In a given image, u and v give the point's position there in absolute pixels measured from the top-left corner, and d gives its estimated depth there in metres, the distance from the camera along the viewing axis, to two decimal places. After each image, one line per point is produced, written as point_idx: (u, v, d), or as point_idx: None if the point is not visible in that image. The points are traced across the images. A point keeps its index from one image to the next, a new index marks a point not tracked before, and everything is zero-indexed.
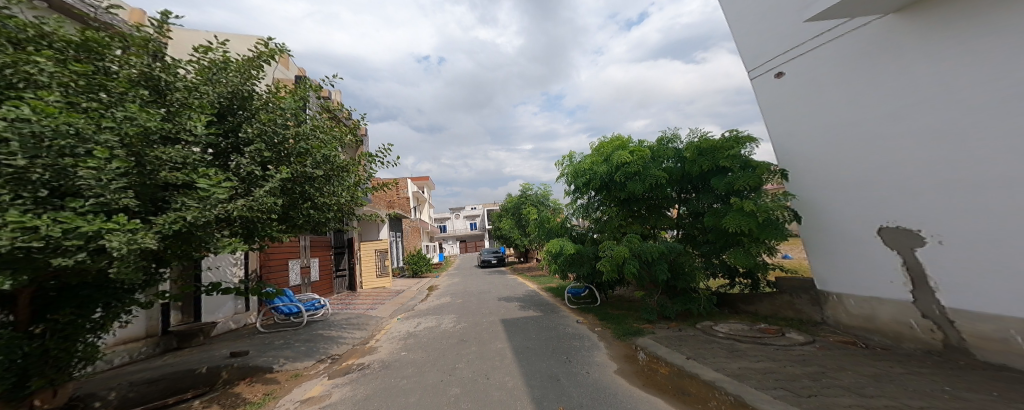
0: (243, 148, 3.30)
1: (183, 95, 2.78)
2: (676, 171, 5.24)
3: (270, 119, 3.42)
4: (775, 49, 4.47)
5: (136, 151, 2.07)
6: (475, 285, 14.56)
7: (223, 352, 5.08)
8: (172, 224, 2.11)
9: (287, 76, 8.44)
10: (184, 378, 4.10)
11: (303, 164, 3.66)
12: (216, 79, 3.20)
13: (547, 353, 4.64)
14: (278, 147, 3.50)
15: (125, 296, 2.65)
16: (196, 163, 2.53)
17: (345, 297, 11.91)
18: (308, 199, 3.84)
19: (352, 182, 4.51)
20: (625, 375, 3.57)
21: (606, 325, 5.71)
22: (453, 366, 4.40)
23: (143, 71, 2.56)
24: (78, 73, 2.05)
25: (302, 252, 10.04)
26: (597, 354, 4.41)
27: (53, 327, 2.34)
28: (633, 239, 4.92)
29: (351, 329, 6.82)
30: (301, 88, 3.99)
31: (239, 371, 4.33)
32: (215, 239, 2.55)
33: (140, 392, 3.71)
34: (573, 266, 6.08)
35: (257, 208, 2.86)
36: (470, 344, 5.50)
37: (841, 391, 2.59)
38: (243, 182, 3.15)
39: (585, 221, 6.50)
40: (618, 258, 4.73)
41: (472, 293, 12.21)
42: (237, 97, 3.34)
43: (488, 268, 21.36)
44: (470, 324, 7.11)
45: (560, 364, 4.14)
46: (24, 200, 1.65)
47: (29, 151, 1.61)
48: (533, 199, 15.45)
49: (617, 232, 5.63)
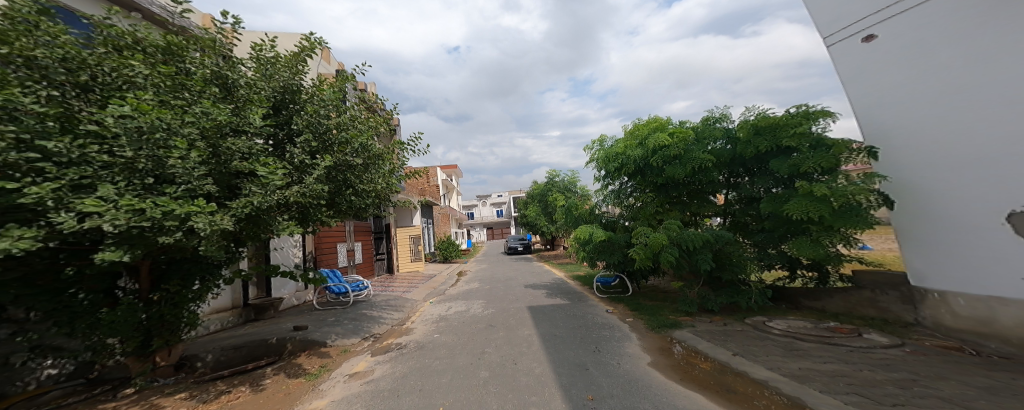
0: (294, 140, 3.48)
1: (246, 90, 3.01)
2: (726, 155, 4.93)
3: (316, 111, 3.54)
4: (864, 9, 3.98)
5: (213, 143, 2.29)
6: (503, 272, 14.69)
7: (288, 325, 5.51)
8: (244, 208, 2.28)
9: (328, 70, 8.95)
10: (259, 347, 4.50)
11: (344, 153, 3.76)
12: (270, 75, 3.36)
13: (576, 342, 4.60)
14: (324, 136, 3.65)
15: (216, 271, 3.28)
16: (260, 153, 2.70)
17: (385, 280, 12.56)
18: (350, 185, 3.95)
19: (387, 170, 4.62)
20: (660, 368, 3.46)
21: (639, 316, 5.56)
22: (482, 350, 4.47)
23: (214, 70, 2.86)
24: (165, 74, 2.42)
25: (348, 237, 10.65)
26: (629, 345, 4.31)
27: (164, 295, 3.05)
28: (672, 226, 4.67)
29: (390, 310, 7.10)
30: (341, 80, 4.10)
31: (301, 344, 4.64)
32: (277, 222, 2.69)
33: (227, 356, 4.18)
34: (603, 255, 5.95)
35: (309, 195, 2.97)
36: (497, 330, 5.56)
37: (937, 403, 2.33)
38: (296, 171, 3.30)
39: (616, 209, 6.33)
40: (654, 246, 4.52)
41: (499, 280, 12.37)
42: (289, 91, 3.49)
43: (515, 255, 21.45)
44: (498, 310, 7.17)
45: (589, 353, 4.10)
46: (134, 185, 1.99)
47: (134, 144, 1.90)
48: (560, 187, 15.23)
49: (653, 219, 5.47)
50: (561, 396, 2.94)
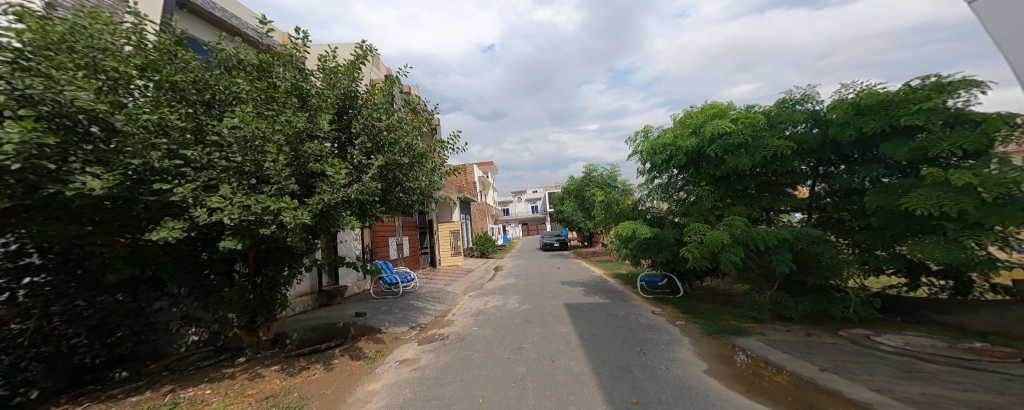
0: (353, 142, 4.18)
1: (316, 98, 3.88)
2: (813, 139, 4.51)
3: (370, 115, 4.23)
4: None
5: (295, 147, 3.09)
6: (538, 268, 14.64)
7: (352, 311, 6.60)
8: (318, 204, 3.07)
9: (376, 74, 9.54)
10: (331, 329, 5.57)
11: (394, 152, 4.33)
12: (334, 82, 4.11)
13: (618, 343, 4.37)
14: (377, 138, 4.30)
15: (297, 261, 4.19)
16: (328, 156, 3.47)
17: (428, 272, 13.00)
18: (399, 184, 4.47)
19: (429, 169, 4.93)
20: (720, 377, 3.19)
21: (692, 320, 5.19)
22: (519, 345, 4.44)
23: (293, 84, 3.77)
24: (259, 91, 3.34)
25: (396, 231, 11.26)
26: (681, 350, 4.01)
27: (268, 279, 4.01)
28: (736, 223, 4.28)
29: (434, 302, 7.58)
30: (389, 84, 4.76)
31: (361, 329, 5.55)
32: (343, 217, 3.51)
33: (308, 336, 5.28)
34: (647, 252, 5.70)
35: (366, 192, 3.64)
36: (534, 325, 5.47)
37: None
38: (356, 170, 3.96)
39: (663, 204, 6.05)
40: (714, 245, 4.16)
41: (535, 276, 12.38)
42: (348, 98, 4.23)
43: (550, 252, 21.21)
44: (534, 306, 7.12)
45: (634, 355, 3.86)
46: (243, 185, 2.83)
47: (242, 150, 2.72)
48: (598, 182, 14.76)
49: (710, 215, 5.05)
50: (603, 397, 2.80)
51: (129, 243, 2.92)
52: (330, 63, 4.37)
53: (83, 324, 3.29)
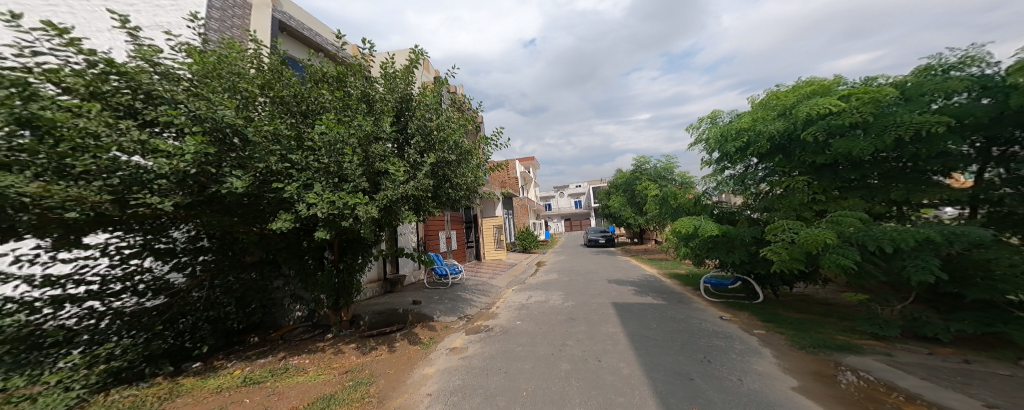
0: (411, 141, 5.26)
1: (378, 99, 5.08)
2: (984, 110, 3.93)
3: (424, 114, 5.23)
4: None
5: (362, 151, 4.29)
6: (584, 264, 14.72)
7: (410, 299, 8.56)
8: (381, 200, 4.24)
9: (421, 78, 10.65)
10: (393, 314, 7.38)
11: (446, 148, 5.31)
12: (394, 84, 5.22)
13: (675, 348, 4.39)
14: (431, 136, 5.33)
15: (366, 252, 5.85)
16: (388, 156, 4.63)
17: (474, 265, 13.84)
18: (450, 179, 5.49)
19: (474, 165, 5.91)
20: (824, 399, 2.81)
21: (783, 329, 4.62)
22: (563, 342, 5.00)
23: (362, 90, 5.01)
24: (337, 100, 4.60)
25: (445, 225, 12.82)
26: (762, 362, 3.71)
27: (348, 262, 5.82)
28: (852, 221, 4.12)
29: (479, 294, 9.18)
30: (438, 85, 5.84)
31: (417, 316, 7.20)
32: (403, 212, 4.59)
33: (376, 319, 7.16)
34: (715, 251, 5.40)
35: (421, 186, 4.62)
36: (577, 323, 5.95)
37: None
38: (414, 166, 4.98)
39: (740, 198, 6.10)
40: (819, 244, 3.84)
41: (580, 272, 12.64)
42: (405, 99, 5.39)
43: (596, 248, 20.60)
44: (577, 303, 7.57)
45: (701, 363, 3.75)
46: (329, 182, 4.08)
47: (326, 154, 3.94)
48: (651, 174, 13.97)
49: (809, 208, 4.99)
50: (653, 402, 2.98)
51: (257, 231, 4.64)
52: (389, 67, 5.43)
53: (231, 293, 5.32)
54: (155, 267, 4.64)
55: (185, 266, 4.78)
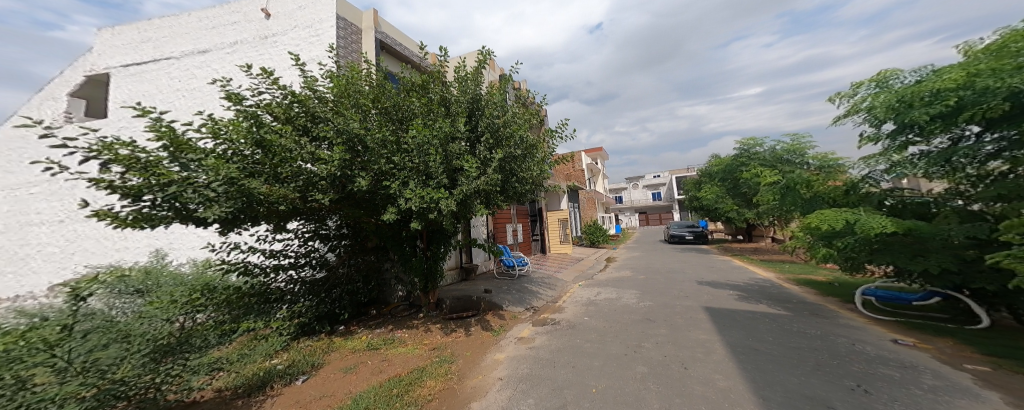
0: (479, 141, 8.08)
1: (453, 108, 7.80)
2: None
3: (489, 115, 7.96)
4: None
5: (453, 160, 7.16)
6: (662, 259, 14.64)
7: (478, 288, 11.38)
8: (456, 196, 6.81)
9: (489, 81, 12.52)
10: (469, 301, 10.18)
11: (509, 145, 8.03)
12: (464, 90, 7.90)
13: (785, 364, 4.75)
14: (496, 134, 8.10)
15: (436, 227, 8.38)
16: (460, 158, 7.21)
17: (536, 259, 16.70)
18: (514, 174, 8.30)
19: (540, 157, 8.82)
20: None
21: (1009, 367, 4.09)
22: (640, 345, 6.11)
23: (461, 94, 7.95)
24: (419, 116, 7.50)
25: (512, 220, 15.75)
26: (945, 401, 3.55)
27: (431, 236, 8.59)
28: None
29: (545, 288, 11.62)
30: (503, 84, 8.60)
31: (489, 304, 9.82)
32: (473, 206, 7.44)
33: (456, 303, 9.93)
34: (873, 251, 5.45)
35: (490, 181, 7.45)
36: (658, 325, 7.10)
37: None
38: (483, 160, 7.82)
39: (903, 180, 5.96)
40: None
41: (658, 268, 12.96)
42: (472, 101, 8.02)
43: (679, 244, 18.91)
44: (651, 303, 8.75)
45: (847, 393, 3.82)
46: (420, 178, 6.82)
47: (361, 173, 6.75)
48: (767, 159, 11.93)
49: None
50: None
51: (373, 219, 7.89)
52: (461, 71, 8.38)
53: (349, 263, 8.54)
54: (319, 247, 8.19)
55: (334, 246, 8.22)
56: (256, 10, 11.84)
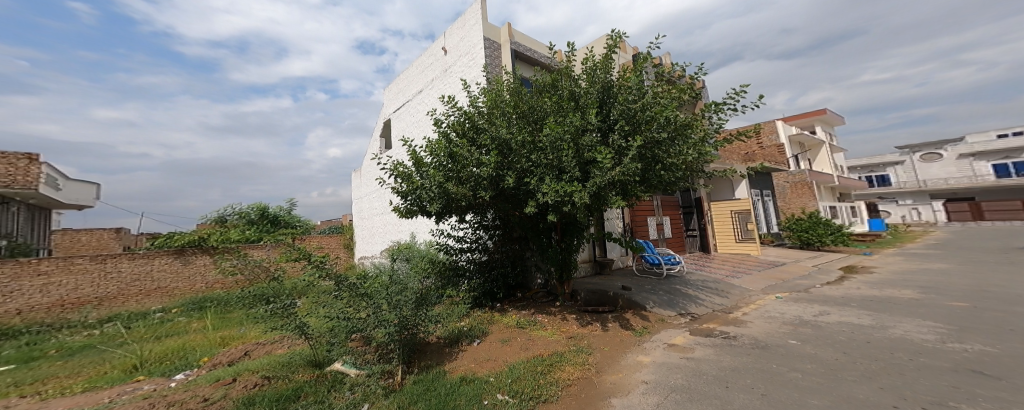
0: (615, 127, 6.38)
1: (586, 98, 6.53)
2: None
3: (624, 100, 6.24)
4: None
5: (584, 151, 5.90)
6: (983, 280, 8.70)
7: (619, 284, 9.79)
8: (584, 191, 5.50)
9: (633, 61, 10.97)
10: (605, 295, 8.72)
11: (651, 129, 6.06)
12: (596, 77, 6.58)
13: None
14: (633, 119, 6.25)
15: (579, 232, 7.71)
16: (592, 146, 5.92)
17: (697, 258, 13.94)
18: (659, 160, 6.23)
19: (695, 139, 6.44)
20: None
21: None
22: (934, 398, 3.22)
23: (592, 79, 6.59)
24: (557, 107, 6.44)
25: (655, 211, 13.85)
26: None
27: (566, 240, 7.80)
28: None
29: (710, 293, 9.10)
30: (638, 65, 6.72)
31: (629, 302, 8.21)
32: (611, 198, 5.79)
33: (591, 296, 8.81)
34: None
35: (628, 172, 5.61)
36: (981, 375, 3.75)
37: None
38: (620, 150, 6.11)
39: None
40: None
41: (989, 296, 7.57)
42: (604, 88, 6.61)
43: None
44: (951, 340, 5.09)
45: None
46: (553, 173, 6.01)
47: (512, 172, 6.42)
48: None
49: None
50: None
51: (517, 213, 7.60)
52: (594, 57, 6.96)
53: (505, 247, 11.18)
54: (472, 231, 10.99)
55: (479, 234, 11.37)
56: (438, 49, 14.43)
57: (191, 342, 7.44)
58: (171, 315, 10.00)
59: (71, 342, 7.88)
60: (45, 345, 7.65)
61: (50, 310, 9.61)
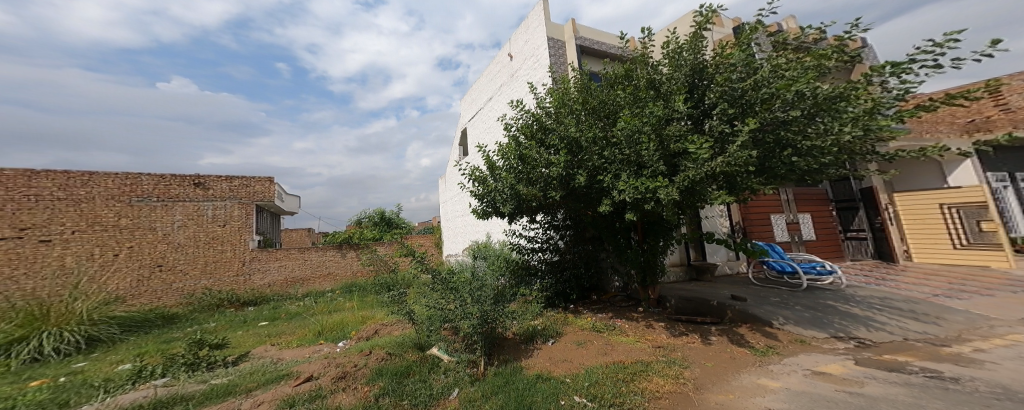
0: (712, 111, 4.50)
1: (665, 83, 4.74)
2: None
3: (726, 78, 4.30)
4: None
5: (667, 137, 4.31)
6: None
7: (727, 293, 7.50)
8: (681, 184, 3.84)
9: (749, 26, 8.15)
10: (705, 304, 6.76)
11: (772, 109, 4.11)
12: (679, 59, 4.75)
13: None
14: (742, 99, 4.31)
15: (667, 234, 5.99)
16: (685, 133, 4.21)
17: (861, 265, 9.90)
18: (789, 145, 4.20)
19: (861, 108, 4.00)
20: None
21: None
22: None
23: (672, 61, 4.78)
24: (627, 98, 4.77)
25: (786, 208, 10.22)
26: None
27: (651, 249, 6.21)
28: None
29: (890, 311, 5.81)
30: (749, 33, 4.58)
31: (741, 315, 6.04)
32: (711, 194, 4.09)
33: (684, 304, 7.01)
34: None
35: (737, 162, 3.85)
36: None
37: None
38: (721, 139, 4.31)
39: None
40: None
41: None
42: (697, 69, 4.71)
43: None
44: None
45: None
46: (630, 169, 4.48)
47: (578, 166, 5.13)
48: None
49: None
50: None
51: (589, 213, 6.20)
52: (677, 38, 5.10)
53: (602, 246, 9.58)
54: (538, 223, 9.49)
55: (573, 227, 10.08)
56: (503, 55, 13.57)
57: (353, 317, 8.79)
58: (336, 295, 12.39)
59: (292, 308, 10.64)
60: (280, 310, 10.52)
61: (281, 286, 12.93)
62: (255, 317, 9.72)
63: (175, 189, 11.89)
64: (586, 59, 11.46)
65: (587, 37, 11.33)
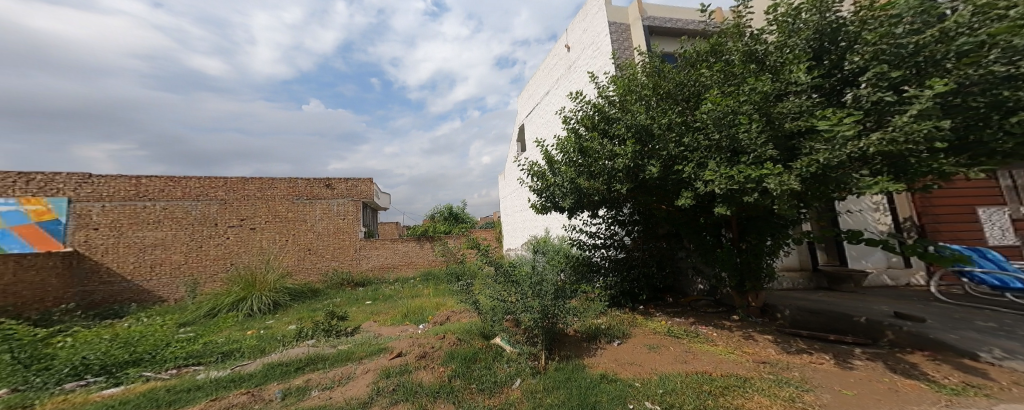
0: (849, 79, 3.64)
1: (777, 56, 4.27)
2: None
3: (886, 29, 3.13)
4: None
5: (767, 114, 3.85)
6: None
7: (886, 310, 6.02)
8: (809, 166, 3.31)
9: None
10: (841, 320, 5.78)
11: (971, 63, 2.80)
12: (793, 26, 4.23)
13: None
14: (912, 57, 3.04)
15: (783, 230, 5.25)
16: (833, 112, 3.48)
17: None
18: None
19: None
20: None
21: None
22: None
23: (784, 33, 4.26)
24: (737, 74, 4.52)
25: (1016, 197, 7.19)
26: None
27: (755, 243, 5.63)
28: None
29: None
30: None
31: (908, 337, 4.71)
32: (852, 179, 3.35)
33: (806, 317, 6.13)
34: None
35: (906, 137, 2.89)
36: None
37: None
38: (874, 113, 3.30)
39: None
40: None
41: None
42: (829, 27, 4.03)
43: None
44: None
45: None
46: (725, 157, 4.22)
47: (657, 160, 4.97)
48: None
49: None
50: None
51: (663, 207, 6.13)
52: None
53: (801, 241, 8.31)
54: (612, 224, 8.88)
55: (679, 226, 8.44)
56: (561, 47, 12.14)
57: (432, 303, 9.56)
58: (414, 281, 13.66)
59: (386, 290, 12.18)
60: (376, 291, 12.02)
61: (380, 271, 14.41)
62: (355, 296, 11.39)
63: (309, 187, 13.94)
64: (661, 40, 9.61)
65: (655, 16, 9.53)
